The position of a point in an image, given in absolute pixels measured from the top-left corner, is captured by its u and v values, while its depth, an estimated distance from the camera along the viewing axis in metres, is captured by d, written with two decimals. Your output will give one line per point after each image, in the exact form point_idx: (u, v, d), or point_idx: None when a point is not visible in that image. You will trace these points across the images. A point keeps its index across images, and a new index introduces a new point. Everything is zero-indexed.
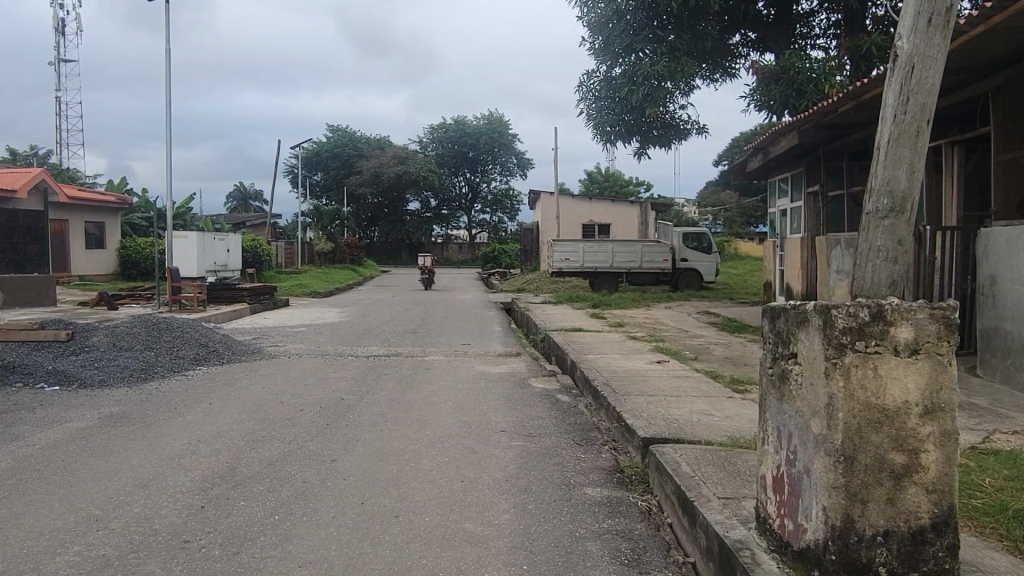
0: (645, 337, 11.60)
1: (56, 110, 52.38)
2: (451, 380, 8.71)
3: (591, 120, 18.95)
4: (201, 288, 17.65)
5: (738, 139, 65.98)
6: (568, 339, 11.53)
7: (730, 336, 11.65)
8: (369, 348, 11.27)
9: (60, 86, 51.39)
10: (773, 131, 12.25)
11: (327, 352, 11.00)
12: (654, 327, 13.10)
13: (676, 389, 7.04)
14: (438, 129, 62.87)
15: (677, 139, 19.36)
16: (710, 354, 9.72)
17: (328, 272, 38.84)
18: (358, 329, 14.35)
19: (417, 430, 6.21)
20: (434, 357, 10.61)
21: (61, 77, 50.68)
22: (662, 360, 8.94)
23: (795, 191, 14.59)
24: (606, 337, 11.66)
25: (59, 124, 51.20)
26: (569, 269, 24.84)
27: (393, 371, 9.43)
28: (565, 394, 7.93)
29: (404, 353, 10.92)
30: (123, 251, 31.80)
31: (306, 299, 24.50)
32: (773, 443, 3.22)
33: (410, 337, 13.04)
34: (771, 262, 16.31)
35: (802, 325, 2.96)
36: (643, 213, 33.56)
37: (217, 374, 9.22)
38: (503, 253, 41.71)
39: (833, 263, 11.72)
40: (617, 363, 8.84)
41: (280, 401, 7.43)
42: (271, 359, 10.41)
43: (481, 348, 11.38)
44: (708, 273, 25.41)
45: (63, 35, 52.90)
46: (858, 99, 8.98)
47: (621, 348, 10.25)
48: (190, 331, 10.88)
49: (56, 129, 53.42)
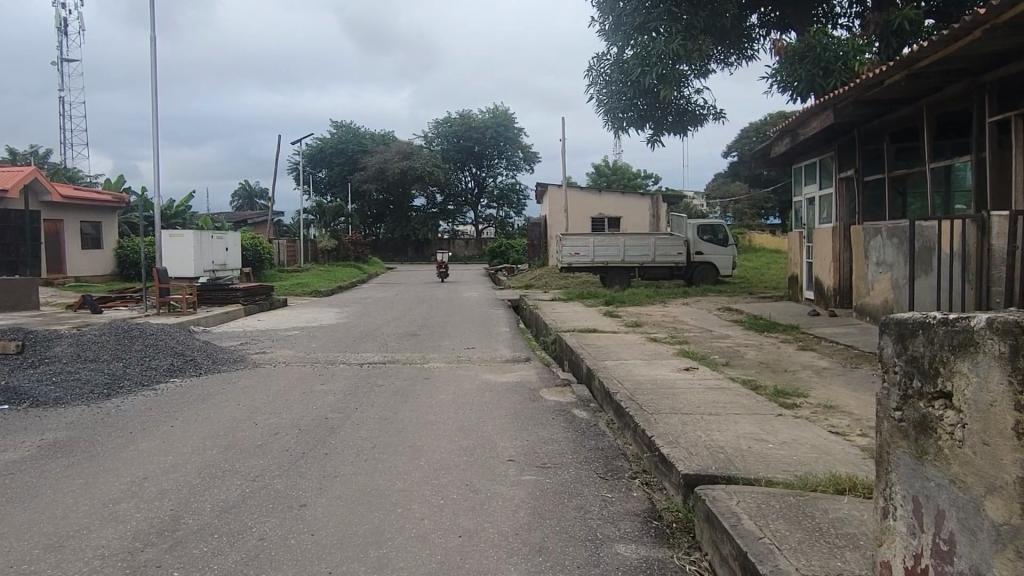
0: (666, 338, 10.58)
1: (60, 110, 51.83)
2: (451, 393, 7.72)
3: (602, 106, 17.90)
4: (191, 289, 16.68)
5: (748, 130, 64.69)
6: (582, 342, 10.51)
7: (760, 337, 10.60)
8: (363, 354, 10.28)
9: (62, 85, 50.62)
10: (804, 112, 11.22)
11: (318, 358, 10.03)
12: (674, 326, 12.05)
13: (712, 405, 6.01)
14: (443, 124, 61.87)
15: (693, 125, 18.28)
16: (742, 358, 8.68)
17: (331, 271, 37.90)
18: (354, 332, 13.37)
19: (408, 460, 5.22)
20: (434, 364, 9.62)
21: (64, 76, 50.05)
22: (690, 367, 7.93)
23: (824, 178, 13.51)
24: (624, 339, 10.63)
25: (62, 124, 50.65)
26: (579, 264, 23.78)
27: (387, 382, 8.44)
28: (582, 409, 6.91)
29: (402, 359, 9.93)
30: (121, 251, 30.88)
31: (306, 299, 23.53)
32: (905, 522, 2.21)
33: (409, 341, 12.06)
34: (796, 255, 15.25)
35: (964, 350, 1.94)
36: (654, 206, 32.42)
37: (190, 387, 8.24)
38: (510, 249, 40.66)
39: (873, 255, 10.67)
40: (640, 371, 7.81)
41: (255, 422, 6.46)
42: (256, 368, 9.44)
43: (487, 353, 10.37)
44: (725, 266, 24.24)
45: (65, 34, 52.33)
46: (909, 69, 7.94)
47: (642, 352, 9.24)
48: (166, 338, 9.90)
49: (60, 129, 52.87)
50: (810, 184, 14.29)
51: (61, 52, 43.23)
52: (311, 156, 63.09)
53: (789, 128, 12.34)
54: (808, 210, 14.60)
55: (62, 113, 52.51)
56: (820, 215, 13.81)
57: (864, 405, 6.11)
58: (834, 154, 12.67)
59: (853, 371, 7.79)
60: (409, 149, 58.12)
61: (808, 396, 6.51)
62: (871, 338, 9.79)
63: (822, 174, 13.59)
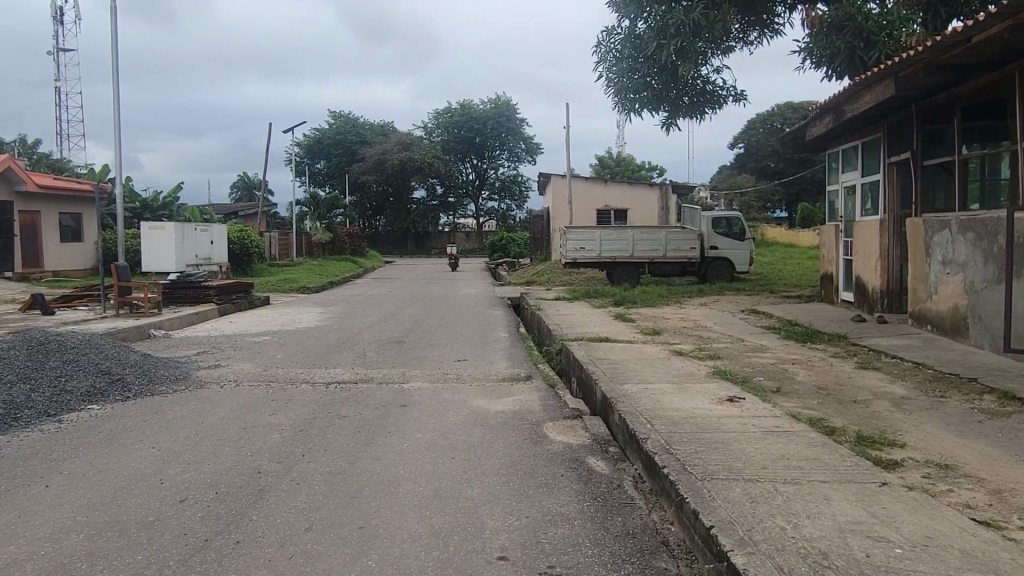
0: (695, 350, 8.89)
1: (56, 101, 50.33)
2: (432, 430, 6.07)
3: (611, 85, 16.18)
4: (157, 287, 15.11)
5: (754, 121, 63.11)
6: (594, 356, 8.82)
7: (804, 349, 8.91)
8: (332, 370, 8.61)
9: (57, 76, 49.08)
10: (855, 85, 9.59)
11: (277, 376, 8.36)
12: (699, 334, 10.37)
13: (783, 465, 4.33)
14: (443, 114, 60.17)
15: (711, 107, 16.57)
16: (793, 381, 7.02)
17: (325, 265, 36.25)
18: (331, 339, 11.71)
19: (351, 559, 3.56)
20: (416, 384, 7.95)
21: (59, 67, 48.42)
22: (733, 396, 6.24)
23: (867, 164, 11.86)
24: (642, 351, 8.94)
25: (56, 116, 49.20)
26: (585, 259, 22.11)
27: (352, 411, 6.76)
28: (601, 460, 5.23)
29: (377, 376, 8.26)
30: (102, 244, 29.19)
31: (292, 297, 21.83)
32: None
33: (392, 352, 10.37)
34: (830, 251, 13.60)
35: None
36: (663, 196, 30.88)
37: (105, 418, 6.56)
38: (511, 242, 39.03)
39: (937, 253, 9.09)
40: (671, 402, 6.10)
41: (161, 480, 4.80)
42: (200, 389, 7.76)
43: (480, 370, 8.68)
44: (742, 262, 22.46)
45: (58, 23, 50.89)
46: (1016, 18, 6.29)
47: (668, 371, 7.56)
48: (93, 352, 8.22)
49: (55, 120, 51.42)
50: (850, 171, 12.65)
51: (52, 41, 41.60)
52: (309, 147, 61.35)
53: (832, 105, 10.69)
54: (846, 200, 12.97)
55: (58, 103, 50.97)
56: (861, 206, 12.17)
57: (992, 464, 4.42)
58: (882, 135, 11.07)
59: (942, 402, 6.11)
60: (408, 140, 56.32)
61: (906, 445, 4.83)
62: (942, 353, 8.11)
63: (865, 160, 11.96)
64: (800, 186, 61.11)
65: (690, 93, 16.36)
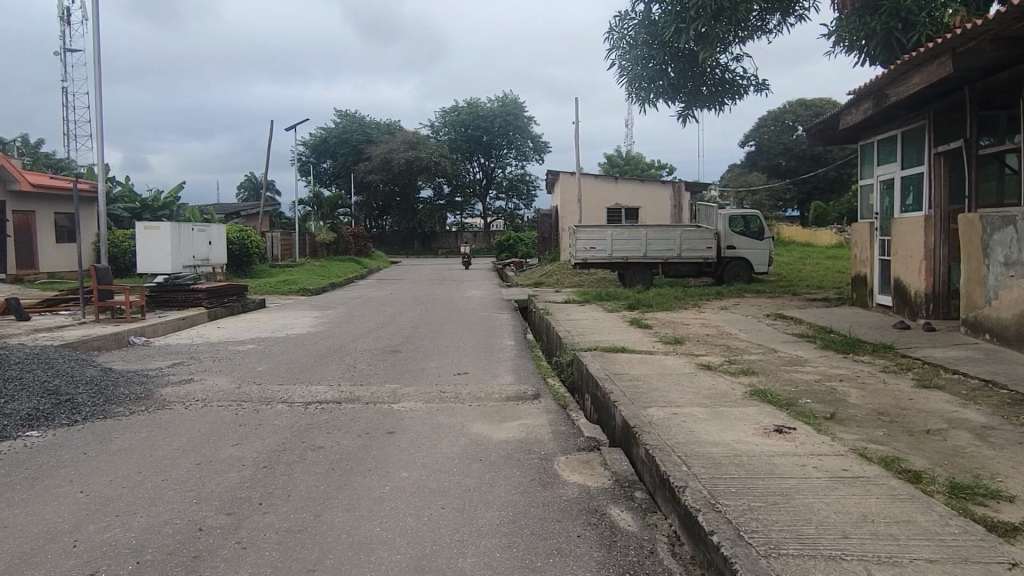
0: (724, 363, 7.85)
1: (61, 102, 49.76)
2: (422, 467, 5.07)
3: (624, 73, 15.15)
4: (142, 291, 14.36)
5: (766, 118, 62.04)
6: (610, 370, 7.80)
7: (848, 362, 7.88)
8: (315, 386, 7.60)
9: (62, 76, 48.48)
10: (904, 64, 8.53)
11: (250, 394, 7.34)
12: (726, 343, 9.32)
13: (870, 533, 3.30)
14: (450, 112, 59.22)
15: (731, 98, 15.53)
16: (846, 404, 5.98)
17: (328, 266, 35.30)
18: (321, 348, 10.72)
19: None
20: (408, 405, 6.96)
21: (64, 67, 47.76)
22: (781, 425, 5.23)
23: (909, 155, 10.85)
24: (665, 365, 7.91)
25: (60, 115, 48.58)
26: (595, 260, 21.10)
27: (328, 440, 5.76)
28: (627, 511, 4.21)
29: (365, 396, 7.26)
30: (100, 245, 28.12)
31: (290, 300, 20.88)
32: None
33: (385, 363, 9.37)
34: (862, 250, 12.55)
35: None
36: (676, 193, 29.69)
37: (37, 450, 5.58)
38: (519, 242, 38.10)
39: (999, 252, 8.07)
40: (707, 434, 5.08)
41: (74, 542, 3.82)
42: (160, 410, 6.77)
43: (481, 386, 7.66)
44: (760, 263, 21.38)
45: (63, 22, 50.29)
46: None
47: (698, 391, 6.53)
48: (43, 371, 7.25)
49: (62, 119, 50.94)
50: (889, 163, 11.59)
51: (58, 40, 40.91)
52: (314, 146, 60.45)
53: (873, 89, 9.66)
54: (882, 195, 11.92)
55: (62, 103, 50.33)
56: (901, 201, 11.12)
57: None
58: (928, 122, 10.07)
59: None
60: (414, 139, 55.36)
61: (1015, 498, 3.81)
62: (1011, 368, 7.07)
63: (908, 150, 10.91)
64: (812, 184, 59.94)
65: (709, 80, 15.36)
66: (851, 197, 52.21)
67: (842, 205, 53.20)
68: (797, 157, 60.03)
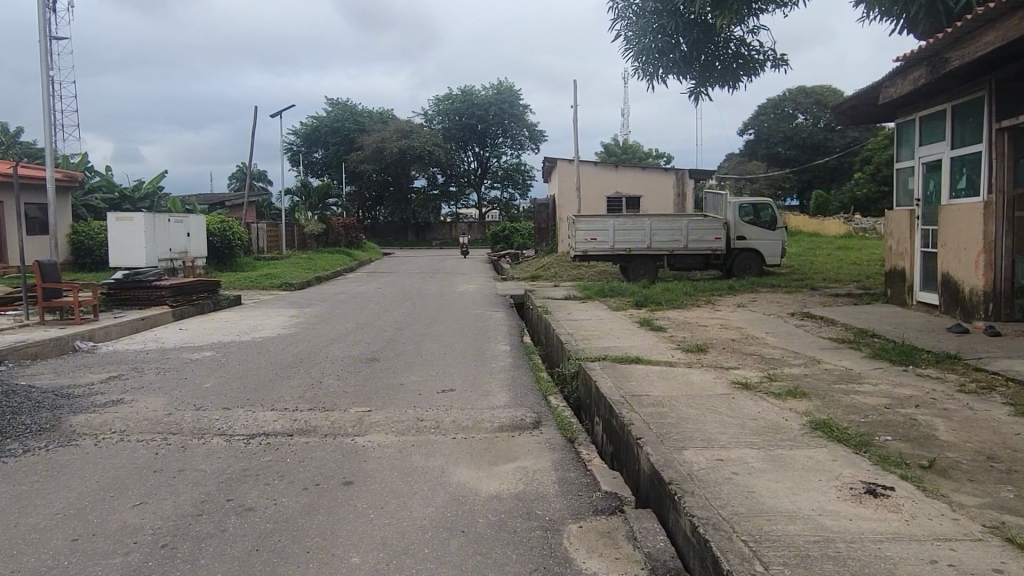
0: (764, 381, 6.46)
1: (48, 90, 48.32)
2: (379, 545, 3.66)
3: (631, 46, 13.79)
4: (94, 290, 12.90)
5: (767, 106, 60.60)
6: (625, 388, 6.42)
7: (914, 379, 6.49)
8: (264, 412, 6.19)
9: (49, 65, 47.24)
10: (974, 21, 7.13)
11: (180, 423, 5.91)
12: (758, 352, 7.95)
13: None
14: (444, 100, 57.56)
15: (747, 73, 14.26)
16: (941, 445, 4.59)
17: (316, 258, 33.85)
18: (289, 357, 9.34)
19: None
20: (376, 438, 5.57)
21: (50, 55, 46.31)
22: (872, 483, 3.85)
23: (963, 131, 9.49)
24: (692, 382, 6.53)
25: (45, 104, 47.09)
26: (597, 252, 19.82)
27: (261, 497, 4.34)
28: None
29: (325, 424, 5.86)
30: (76, 236, 25.68)
31: (269, 295, 19.45)
32: None
33: (358, 377, 7.96)
34: (900, 241, 11.17)
35: None
36: (679, 181, 28.41)
37: None
38: (515, 232, 36.69)
39: None
40: (774, 498, 3.68)
41: None
42: (58, 448, 5.34)
43: (468, 411, 6.25)
44: (773, 254, 19.98)
45: (51, 10, 48.77)
46: None
47: (742, 422, 5.15)
48: None
49: (51, 109, 49.63)
50: (937, 142, 10.18)
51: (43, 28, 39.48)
52: (306, 136, 58.83)
53: (929, 53, 8.27)
54: (926, 179, 10.52)
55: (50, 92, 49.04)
56: (950, 186, 9.76)
57: None
58: (991, 94, 8.71)
59: None
60: (407, 127, 53.75)
61: None
62: None
63: (961, 126, 9.53)
64: (812, 173, 58.52)
65: (723, 53, 14.01)
66: (853, 185, 50.86)
67: (844, 194, 51.86)
68: (797, 145, 58.53)
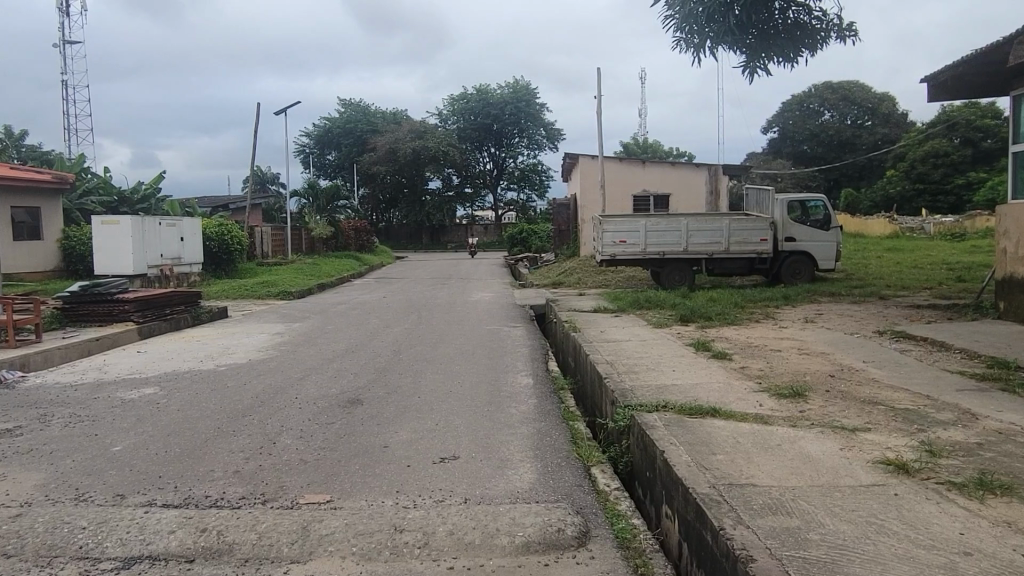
0: (924, 458, 4.24)
1: (59, 91, 47.11)
2: None
3: (674, 13, 11.66)
4: (37, 307, 10.79)
5: (793, 103, 58.09)
6: (713, 469, 4.24)
7: None
8: (163, 512, 4.04)
9: (62, 68, 46.18)
10: None
11: (27, 534, 3.79)
12: (879, 398, 5.76)
13: None
14: (459, 99, 55.53)
15: (809, 42, 12.10)
16: None
17: (322, 264, 31.90)
18: (249, 396, 7.22)
19: None
20: (327, 568, 3.41)
21: (64, 58, 45.43)
22: None
23: None
24: (815, 459, 4.32)
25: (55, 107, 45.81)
26: (626, 255, 17.64)
27: None
28: None
29: (252, 537, 3.69)
30: (68, 242, 23.45)
31: (261, 307, 17.37)
32: None
33: (330, 433, 5.84)
34: (1021, 242, 8.91)
35: None
36: (712, 178, 26.19)
37: None
38: (533, 235, 34.54)
39: None
40: None
41: None
42: None
43: (477, 507, 4.09)
44: (826, 258, 17.66)
45: (66, 16, 48.03)
46: None
47: (955, 562, 2.94)
48: None
49: (61, 113, 48.43)
50: None
51: None
52: (318, 137, 56.90)
53: None
54: None
55: (63, 97, 48.01)
56: None
57: None
58: None
59: None
60: (421, 126, 51.79)
61: None
62: None
63: None
64: (840, 171, 56.02)
65: (783, 19, 11.81)
66: (884, 183, 48.31)
67: (876, 193, 49.30)
68: (823, 142, 56.00)
